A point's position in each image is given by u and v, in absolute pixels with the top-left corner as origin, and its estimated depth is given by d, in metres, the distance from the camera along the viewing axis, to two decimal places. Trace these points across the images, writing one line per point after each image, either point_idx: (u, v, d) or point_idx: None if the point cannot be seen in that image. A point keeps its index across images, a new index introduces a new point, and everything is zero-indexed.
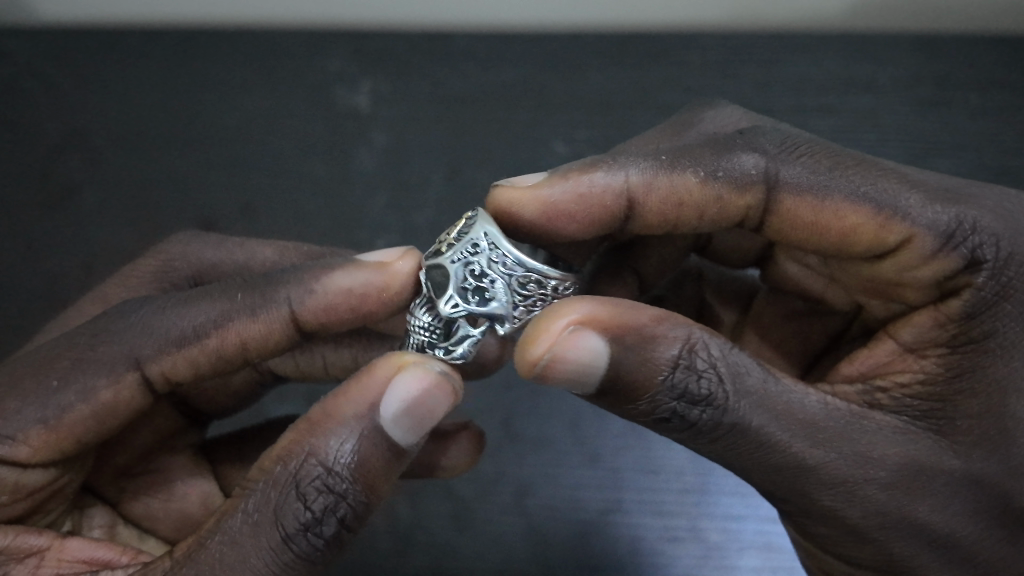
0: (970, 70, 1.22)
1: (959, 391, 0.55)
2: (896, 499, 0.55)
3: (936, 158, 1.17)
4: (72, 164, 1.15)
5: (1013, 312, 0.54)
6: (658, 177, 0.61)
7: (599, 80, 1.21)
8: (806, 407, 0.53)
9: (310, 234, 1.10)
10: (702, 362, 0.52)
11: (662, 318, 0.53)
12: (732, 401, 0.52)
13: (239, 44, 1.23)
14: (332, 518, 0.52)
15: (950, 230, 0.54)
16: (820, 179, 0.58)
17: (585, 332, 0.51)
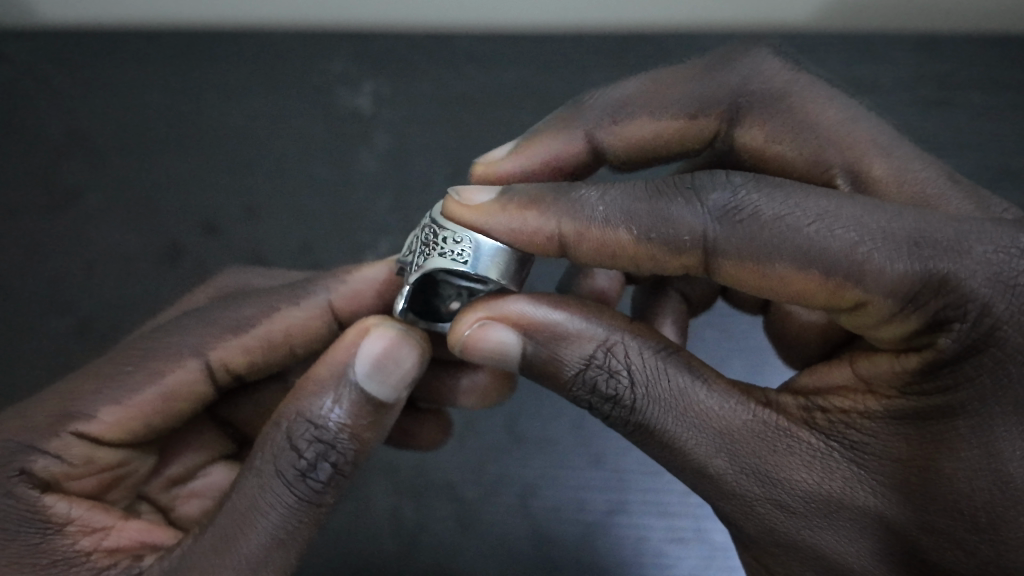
0: (971, 69, 1.22)
1: (891, 432, 0.55)
2: (796, 520, 0.58)
3: (937, 158, 1.17)
4: (75, 166, 1.16)
5: (971, 372, 0.51)
6: (588, 230, 0.59)
7: (601, 80, 1.21)
8: (727, 410, 0.59)
9: (313, 237, 1.10)
10: (620, 364, 0.59)
11: (587, 322, 0.60)
12: (640, 404, 0.58)
13: (240, 46, 1.23)
14: (325, 463, 0.59)
15: (911, 295, 0.50)
16: (762, 245, 0.53)
17: (493, 326, 0.61)
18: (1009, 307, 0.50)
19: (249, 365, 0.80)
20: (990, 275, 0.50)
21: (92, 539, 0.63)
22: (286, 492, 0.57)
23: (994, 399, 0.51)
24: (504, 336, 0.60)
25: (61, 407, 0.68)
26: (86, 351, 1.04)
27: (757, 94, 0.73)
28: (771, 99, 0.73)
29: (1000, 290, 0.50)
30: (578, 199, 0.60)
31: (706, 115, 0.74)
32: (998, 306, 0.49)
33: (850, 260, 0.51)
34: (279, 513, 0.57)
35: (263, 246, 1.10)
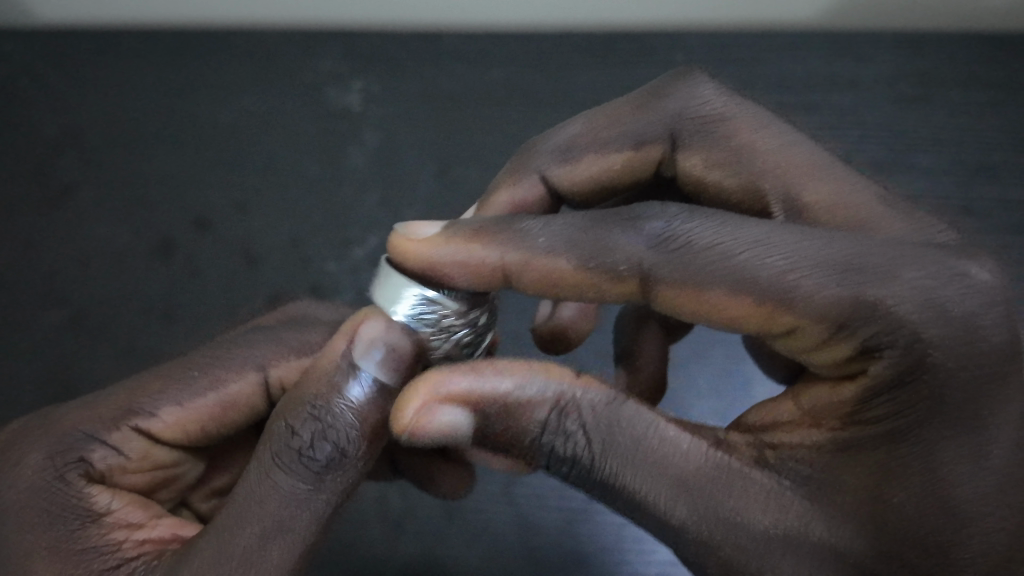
0: (951, 68, 1.25)
1: (841, 463, 0.55)
2: (756, 562, 0.54)
3: (915, 155, 1.20)
4: (69, 164, 1.18)
5: (910, 396, 0.52)
6: (532, 258, 0.60)
7: (587, 78, 1.23)
8: (689, 458, 0.57)
9: (303, 233, 1.12)
10: (575, 421, 0.58)
11: (537, 379, 0.59)
12: (598, 461, 0.57)
13: (232, 45, 1.25)
14: (323, 444, 0.61)
15: (837, 322, 0.53)
16: (696, 271, 0.56)
17: (436, 410, 0.58)
18: (938, 333, 0.51)
19: None
20: (919, 301, 0.52)
21: (124, 532, 0.64)
22: (290, 481, 0.59)
23: (944, 426, 0.52)
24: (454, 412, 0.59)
25: (124, 403, 0.70)
26: (81, 345, 1.06)
27: (695, 120, 0.74)
28: (707, 124, 0.73)
29: (926, 313, 0.52)
30: (524, 231, 0.62)
31: (647, 142, 0.75)
32: (924, 329, 0.51)
33: (779, 285, 0.53)
34: (287, 498, 0.59)
35: (255, 244, 1.12)
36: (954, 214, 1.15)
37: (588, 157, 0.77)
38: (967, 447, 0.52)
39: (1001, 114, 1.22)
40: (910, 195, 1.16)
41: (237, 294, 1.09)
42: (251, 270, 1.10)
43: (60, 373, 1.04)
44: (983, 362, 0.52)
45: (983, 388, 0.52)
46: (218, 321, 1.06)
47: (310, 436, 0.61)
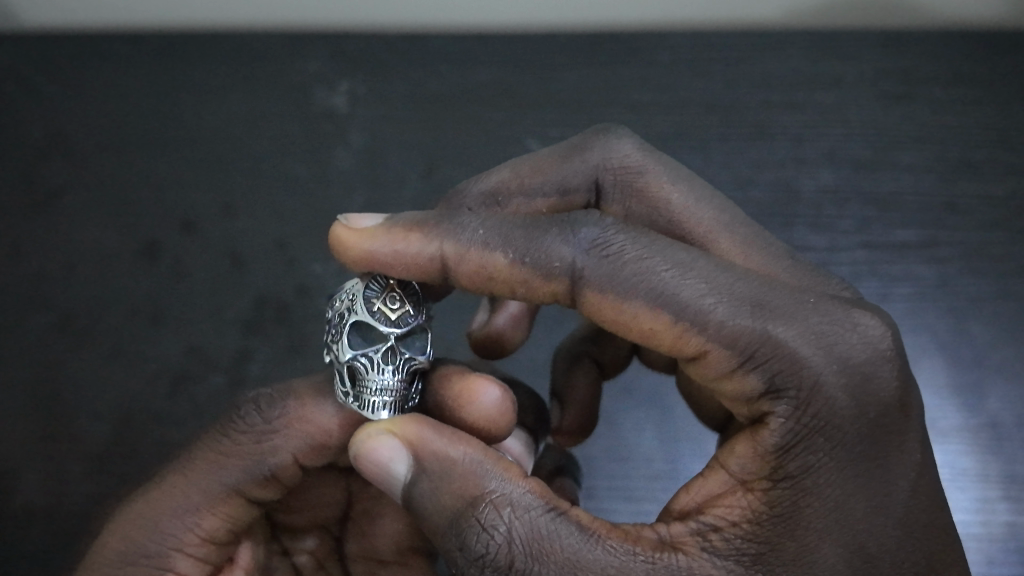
0: (932, 66, 1.26)
1: (778, 532, 0.55)
2: None
3: (899, 152, 1.20)
4: (55, 168, 1.18)
5: (833, 449, 0.55)
6: (468, 250, 0.61)
7: (572, 79, 1.24)
8: (624, 566, 0.54)
9: (288, 234, 1.12)
10: (499, 519, 0.55)
11: (480, 463, 0.57)
12: (520, 563, 0.54)
13: (218, 47, 1.26)
14: (260, 420, 0.66)
15: (752, 357, 0.55)
16: (618, 281, 0.57)
17: (388, 441, 0.59)
18: (840, 381, 0.55)
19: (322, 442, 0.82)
20: (815, 345, 0.56)
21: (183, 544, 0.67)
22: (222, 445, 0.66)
23: (862, 481, 0.56)
24: (394, 453, 0.59)
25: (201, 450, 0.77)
26: (65, 348, 1.06)
27: (617, 171, 0.79)
28: (629, 177, 0.79)
29: (827, 358, 0.56)
30: (458, 223, 0.62)
31: (574, 189, 0.80)
32: (829, 376, 0.55)
33: (693, 307, 0.56)
34: (208, 461, 0.66)
35: (240, 245, 1.12)
36: (936, 212, 1.16)
37: (515, 205, 0.78)
38: (878, 500, 0.56)
39: (983, 111, 1.22)
40: (893, 193, 1.17)
41: (221, 295, 1.08)
42: (236, 271, 1.10)
43: (44, 376, 1.03)
44: (885, 414, 0.56)
45: (885, 437, 0.56)
46: (203, 322, 1.07)
47: (250, 410, 0.66)
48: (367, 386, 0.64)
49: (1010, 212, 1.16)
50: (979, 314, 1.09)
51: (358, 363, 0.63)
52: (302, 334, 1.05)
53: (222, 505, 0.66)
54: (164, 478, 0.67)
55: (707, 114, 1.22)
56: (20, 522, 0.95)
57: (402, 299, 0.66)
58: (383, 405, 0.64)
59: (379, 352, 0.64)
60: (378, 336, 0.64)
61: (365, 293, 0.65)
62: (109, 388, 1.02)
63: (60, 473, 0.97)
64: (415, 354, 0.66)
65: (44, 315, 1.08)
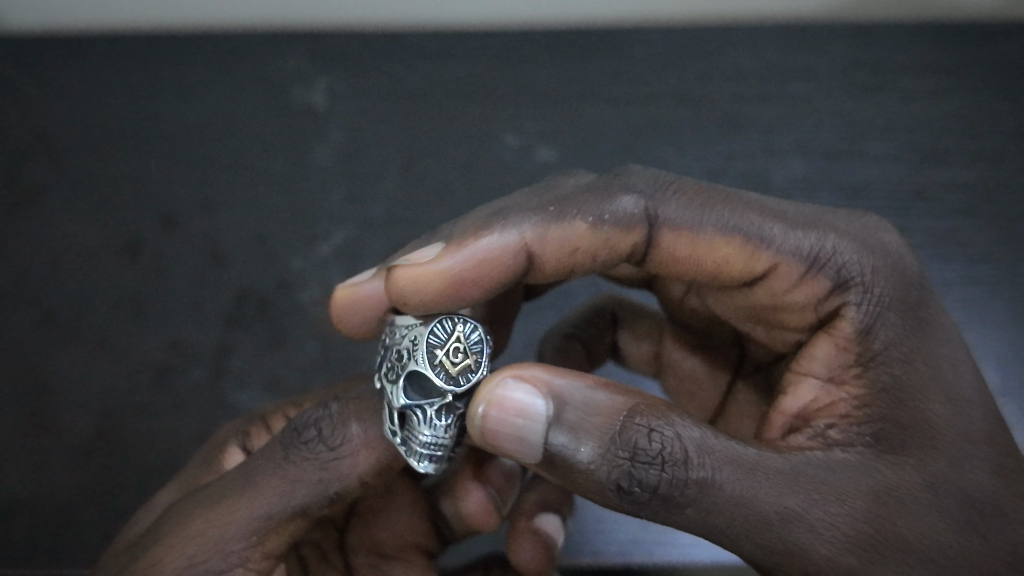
0: (899, 57, 1.28)
1: (885, 407, 0.61)
2: (873, 527, 0.57)
3: (869, 141, 1.23)
4: (38, 166, 1.20)
5: (904, 319, 0.63)
6: (551, 228, 0.66)
7: (547, 72, 1.26)
8: (798, 466, 0.58)
9: (269, 229, 1.14)
10: (659, 422, 0.57)
11: (603, 383, 0.60)
12: (695, 460, 0.56)
13: (199, 46, 1.28)
14: (323, 438, 0.64)
15: (817, 254, 0.64)
16: (690, 215, 0.66)
17: (510, 382, 0.58)
18: (886, 262, 0.65)
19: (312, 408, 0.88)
20: (860, 238, 0.66)
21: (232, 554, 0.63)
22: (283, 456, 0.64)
23: (931, 338, 0.63)
24: (523, 393, 0.58)
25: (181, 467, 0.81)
26: (50, 344, 1.07)
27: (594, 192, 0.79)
28: None
29: (871, 249, 0.65)
30: (516, 211, 0.67)
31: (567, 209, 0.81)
32: (885, 263, 0.65)
33: (755, 228, 0.65)
34: (270, 484, 0.63)
35: (222, 240, 1.13)
36: (906, 199, 1.18)
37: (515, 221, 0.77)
38: (949, 351, 0.63)
39: (949, 100, 1.25)
40: (864, 181, 1.20)
41: (204, 289, 1.10)
42: (219, 266, 1.11)
43: (29, 371, 1.05)
44: (923, 284, 0.65)
45: (928, 300, 0.65)
46: (185, 317, 1.08)
47: (313, 430, 0.65)
48: (415, 439, 0.64)
49: (978, 198, 1.18)
50: (948, 298, 1.11)
51: (418, 409, 0.65)
52: (284, 326, 1.07)
53: (287, 525, 0.63)
54: (213, 504, 0.63)
55: (681, 107, 1.24)
56: (5, 515, 0.96)
57: (466, 354, 0.66)
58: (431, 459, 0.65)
59: (433, 407, 0.65)
60: (437, 389, 0.65)
61: (430, 343, 0.66)
62: (93, 381, 1.04)
63: (44, 466, 0.99)
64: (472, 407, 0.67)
65: (29, 312, 1.09)
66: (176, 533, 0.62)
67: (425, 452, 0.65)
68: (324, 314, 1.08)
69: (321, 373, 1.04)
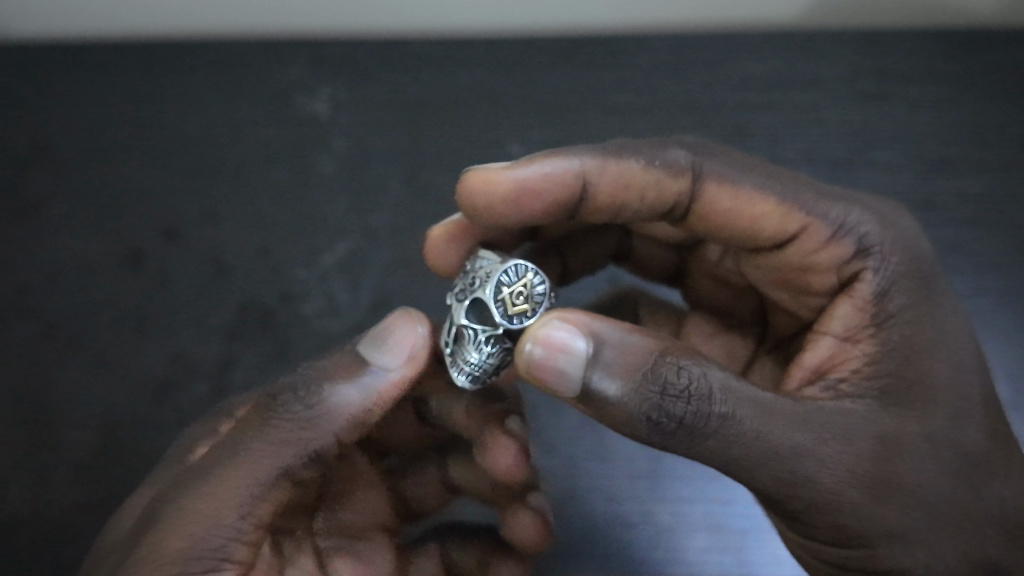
0: (907, 65, 1.27)
1: (895, 366, 0.67)
2: (872, 467, 0.64)
3: (876, 150, 1.22)
4: (38, 177, 1.19)
5: (914, 289, 0.70)
6: (608, 164, 0.76)
7: (552, 81, 1.25)
8: (806, 410, 0.63)
9: (271, 239, 1.13)
10: (687, 362, 0.61)
11: (636, 329, 0.63)
12: (716, 395, 0.60)
13: (201, 54, 1.27)
14: (300, 399, 0.66)
15: (841, 221, 0.73)
16: (735, 176, 0.76)
17: (557, 323, 0.61)
18: (906, 240, 0.73)
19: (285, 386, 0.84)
20: (883, 219, 0.74)
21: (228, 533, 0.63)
22: (269, 424, 0.65)
23: (940, 311, 0.70)
24: (569, 334, 0.61)
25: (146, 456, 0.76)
26: (51, 356, 1.06)
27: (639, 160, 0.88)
28: None
29: (891, 227, 0.73)
30: (579, 150, 0.78)
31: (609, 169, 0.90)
32: (902, 238, 0.73)
33: (794, 194, 0.74)
34: (259, 452, 0.64)
35: (225, 251, 1.12)
36: (913, 209, 1.17)
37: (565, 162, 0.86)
38: (954, 322, 0.70)
39: (957, 108, 1.24)
40: (871, 190, 1.19)
41: (206, 301, 1.09)
42: (222, 277, 1.10)
43: (30, 384, 1.04)
44: (934, 266, 0.73)
45: (938, 278, 0.72)
46: (188, 329, 1.07)
47: (288, 398, 0.66)
48: (466, 360, 0.72)
49: (985, 209, 1.17)
50: None
51: (470, 331, 0.71)
52: (287, 338, 1.06)
53: (273, 493, 0.65)
54: (201, 480, 0.63)
55: (686, 115, 1.24)
56: (6, 531, 0.95)
57: (528, 299, 0.70)
58: (475, 377, 0.73)
59: (482, 336, 0.71)
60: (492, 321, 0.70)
61: (500, 282, 0.70)
62: (94, 395, 1.03)
63: (46, 480, 0.98)
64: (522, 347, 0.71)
65: (30, 323, 1.08)
66: (170, 511, 0.62)
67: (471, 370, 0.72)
68: (327, 325, 1.07)
69: None
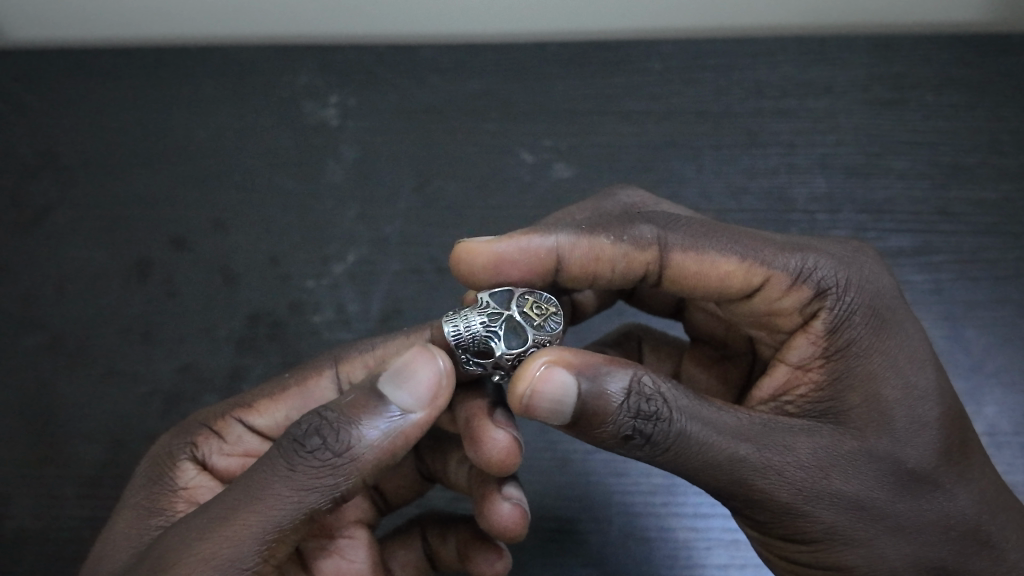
0: (922, 71, 1.26)
1: (840, 390, 0.66)
2: (816, 477, 0.62)
3: (891, 157, 1.20)
4: (45, 186, 1.17)
5: (866, 323, 0.68)
6: (580, 240, 0.74)
7: (563, 87, 1.24)
8: (750, 422, 0.63)
9: (280, 249, 1.11)
10: (651, 385, 0.61)
11: (619, 363, 0.62)
12: (675, 415, 0.60)
13: (209, 61, 1.26)
14: (320, 436, 0.62)
15: (801, 268, 0.69)
16: (696, 239, 0.73)
17: (559, 370, 0.60)
18: (863, 279, 0.70)
19: (270, 412, 0.82)
20: (842, 262, 0.71)
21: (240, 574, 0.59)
22: (293, 460, 0.61)
23: (892, 340, 0.68)
24: (565, 379, 0.60)
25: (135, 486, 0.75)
26: (57, 367, 1.05)
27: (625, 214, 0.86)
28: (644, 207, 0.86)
29: (851, 267, 0.71)
30: (554, 226, 0.76)
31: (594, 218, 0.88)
32: (867, 284, 0.70)
33: (753, 250, 0.71)
34: (282, 491, 0.60)
35: (233, 260, 1.11)
36: (929, 217, 1.16)
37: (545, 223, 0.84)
38: (907, 347, 0.68)
39: (973, 114, 1.22)
40: (887, 199, 1.17)
41: (214, 312, 1.07)
42: (230, 288, 1.09)
43: (36, 397, 1.03)
44: (890, 303, 0.70)
45: (894, 313, 0.69)
46: (196, 339, 1.06)
47: (315, 440, 0.62)
48: (465, 322, 0.71)
49: (1003, 216, 1.15)
50: (974, 320, 1.09)
51: (485, 306, 0.73)
52: (296, 348, 1.04)
53: (294, 531, 0.61)
54: (228, 516, 0.59)
55: (699, 122, 1.22)
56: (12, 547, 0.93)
57: (550, 317, 0.72)
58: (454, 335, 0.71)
59: (492, 313, 0.72)
60: (507, 307, 0.72)
61: (534, 293, 0.74)
62: (100, 408, 1.01)
63: (53, 495, 0.96)
64: (507, 342, 0.70)
65: (36, 334, 1.07)
66: (185, 543, 0.58)
67: (458, 329, 0.71)
68: (336, 335, 1.05)
69: None
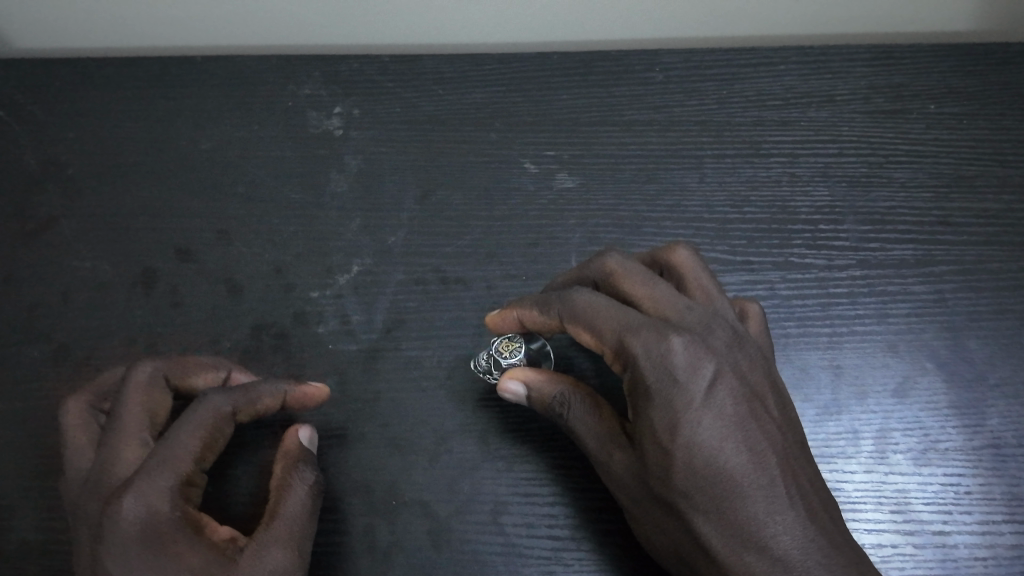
0: (924, 80, 1.26)
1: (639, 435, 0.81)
2: (618, 485, 0.85)
3: (893, 167, 1.21)
4: (50, 197, 1.18)
5: (648, 391, 0.80)
6: (527, 308, 0.93)
7: (566, 98, 1.24)
8: (585, 439, 0.87)
9: (284, 260, 1.12)
10: (565, 404, 0.89)
11: (558, 382, 0.90)
12: (565, 419, 0.89)
13: (214, 72, 1.26)
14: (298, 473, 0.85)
15: (618, 341, 0.83)
16: (568, 310, 0.88)
17: (515, 379, 0.91)
18: (652, 360, 0.80)
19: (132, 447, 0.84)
20: (646, 343, 0.81)
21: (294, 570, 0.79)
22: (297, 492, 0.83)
23: (660, 406, 0.79)
24: (516, 385, 0.91)
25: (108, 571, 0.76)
26: (61, 378, 1.05)
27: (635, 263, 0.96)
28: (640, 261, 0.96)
29: (653, 352, 0.80)
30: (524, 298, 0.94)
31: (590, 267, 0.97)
32: (654, 360, 0.80)
33: (596, 323, 0.85)
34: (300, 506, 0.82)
35: (237, 272, 1.11)
36: (931, 226, 1.16)
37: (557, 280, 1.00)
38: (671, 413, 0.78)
39: (973, 124, 1.23)
40: (890, 209, 1.17)
41: (218, 322, 1.07)
42: (234, 299, 1.09)
43: (41, 408, 1.03)
44: (673, 378, 0.79)
45: (671, 383, 0.79)
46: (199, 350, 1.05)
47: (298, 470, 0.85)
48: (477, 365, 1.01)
49: (1005, 226, 1.16)
50: (976, 331, 1.09)
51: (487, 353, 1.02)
52: (300, 360, 1.04)
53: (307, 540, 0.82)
54: (275, 524, 0.80)
55: (700, 132, 1.22)
56: (19, 559, 0.94)
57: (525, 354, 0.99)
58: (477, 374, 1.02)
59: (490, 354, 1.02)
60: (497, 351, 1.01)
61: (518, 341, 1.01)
62: None
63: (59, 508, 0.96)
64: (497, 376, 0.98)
65: (38, 346, 1.07)
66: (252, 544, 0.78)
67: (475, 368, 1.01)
68: (341, 346, 1.05)
69: (339, 411, 1.00)
